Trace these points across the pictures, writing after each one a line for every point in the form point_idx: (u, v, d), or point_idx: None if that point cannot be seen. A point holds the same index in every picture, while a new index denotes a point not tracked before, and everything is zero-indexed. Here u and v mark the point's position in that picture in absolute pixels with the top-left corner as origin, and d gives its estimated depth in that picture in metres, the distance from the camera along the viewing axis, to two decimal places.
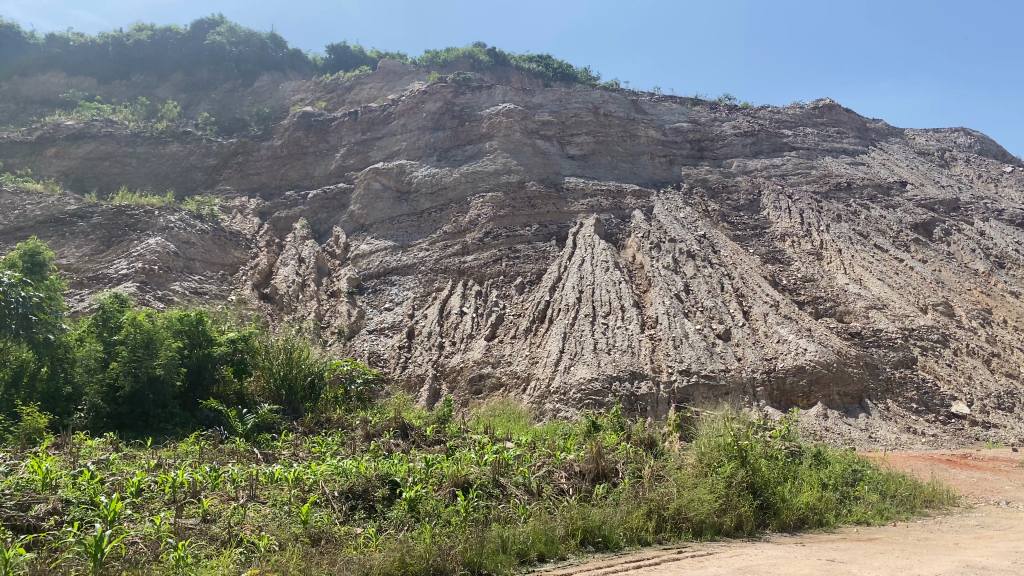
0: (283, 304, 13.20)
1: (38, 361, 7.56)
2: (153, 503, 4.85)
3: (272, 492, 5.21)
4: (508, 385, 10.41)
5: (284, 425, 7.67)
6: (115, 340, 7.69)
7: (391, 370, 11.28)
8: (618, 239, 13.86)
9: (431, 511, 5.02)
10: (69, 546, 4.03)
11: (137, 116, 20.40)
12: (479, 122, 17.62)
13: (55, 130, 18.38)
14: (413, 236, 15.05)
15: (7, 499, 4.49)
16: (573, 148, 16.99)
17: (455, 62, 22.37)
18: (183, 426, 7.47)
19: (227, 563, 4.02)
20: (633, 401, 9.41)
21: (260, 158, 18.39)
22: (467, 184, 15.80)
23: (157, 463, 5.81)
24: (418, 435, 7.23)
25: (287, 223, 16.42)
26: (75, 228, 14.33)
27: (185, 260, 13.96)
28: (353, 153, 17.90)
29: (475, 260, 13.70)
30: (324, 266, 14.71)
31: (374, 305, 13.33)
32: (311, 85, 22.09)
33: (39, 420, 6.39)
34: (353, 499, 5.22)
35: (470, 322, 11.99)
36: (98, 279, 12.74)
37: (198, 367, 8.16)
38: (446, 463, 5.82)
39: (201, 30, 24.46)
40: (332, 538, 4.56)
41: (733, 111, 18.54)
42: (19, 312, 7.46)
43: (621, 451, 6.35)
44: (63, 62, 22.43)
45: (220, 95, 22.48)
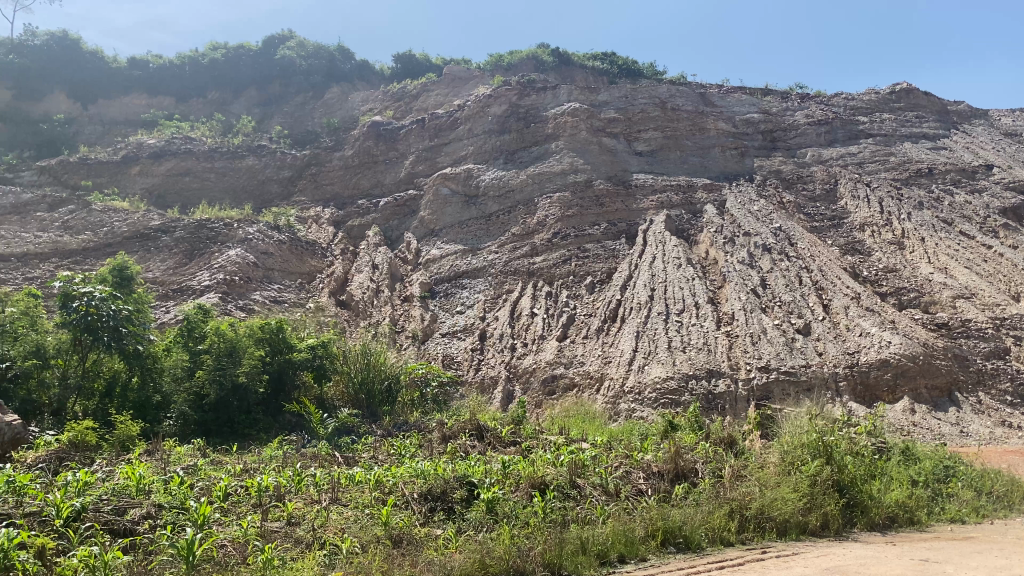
0: (359, 310, 13.48)
1: (130, 372, 7.87)
2: (241, 507, 5.00)
3: (354, 494, 5.30)
4: (582, 385, 10.38)
5: (363, 428, 7.81)
6: (201, 350, 8.07)
7: (465, 372, 11.39)
8: (690, 235, 13.64)
9: (509, 512, 5.02)
10: (162, 548, 4.20)
11: (214, 132, 21.14)
12: (544, 122, 17.58)
13: (138, 150, 19.26)
14: (483, 239, 15.12)
15: (106, 504, 4.70)
16: (640, 144, 16.84)
17: (520, 64, 22.46)
18: (266, 432, 7.69)
19: (312, 565, 4.11)
20: (711, 399, 9.26)
21: (332, 169, 18.80)
22: (535, 185, 15.82)
23: (242, 467, 5.98)
24: (494, 437, 7.26)
25: (360, 231, 16.71)
26: (160, 243, 14.92)
27: (265, 269, 14.37)
28: (421, 160, 18.11)
29: (544, 260, 13.69)
30: (396, 272, 14.90)
31: (447, 309, 13.45)
32: (380, 94, 22.41)
33: (132, 428, 6.67)
34: (432, 500, 5.29)
35: (542, 323, 11.98)
36: (183, 292, 13.25)
37: (279, 373, 8.35)
38: (523, 464, 5.81)
39: (272, 46, 25.09)
40: (413, 540, 4.61)
41: (806, 100, 18.06)
42: (110, 325, 7.75)
43: (699, 450, 6.25)
44: (143, 82, 23.39)
45: (292, 108, 23.07)
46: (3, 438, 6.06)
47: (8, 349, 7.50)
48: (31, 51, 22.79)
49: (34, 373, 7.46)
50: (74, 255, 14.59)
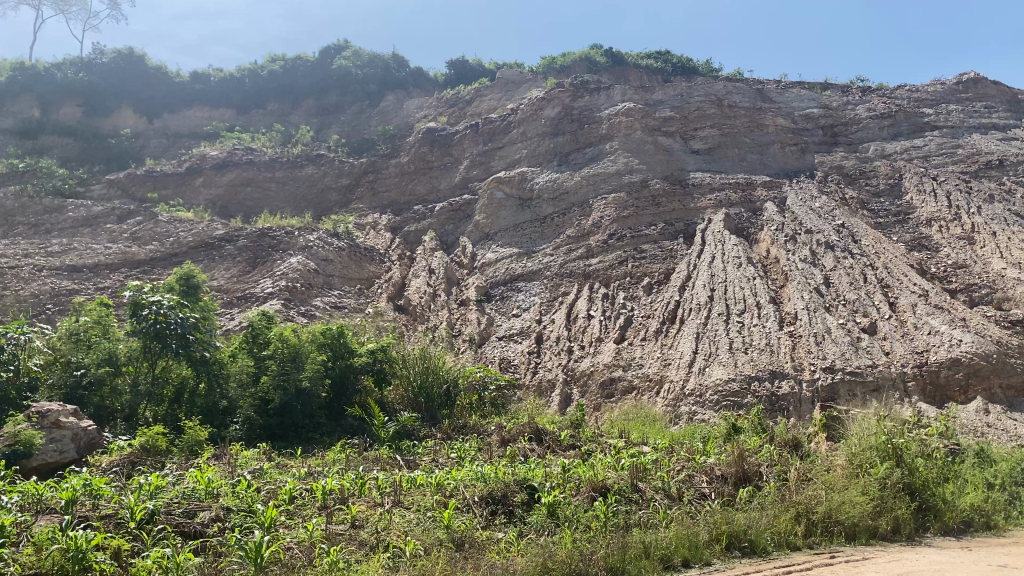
0: (417, 314, 13.63)
1: (197, 378, 8.08)
2: (306, 510, 5.09)
3: (416, 497, 5.35)
4: (641, 388, 10.28)
5: (423, 431, 7.87)
6: (266, 355, 8.20)
7: (523, 376, 11.41)
8: (750, 234, 13.41)
9: (571, 515, 5.01)
10: (232, 550, 4.31)
11: (274, 142, 21.62)
12: (599, 123, 17.50)
13: (202, 162, 19.82)
14: (538, 242, 15.11)
15: (176, 506, 4.84)
16: (697, 142, 16.64)
17: (573, 66, 22.40)
18: (330, 435, 7.81)
19: (377, 567, 4.16)
20: (774, 401, 9.09)
21: (389, 176, 19.03)
22: (590, 187, 15.76)
23: (307, 471, 6.08)
24: (553, 441, 7.24)
25: (417, 237, 16.89)
26: (224, 251, 15.32)
27: (325, 276, 14.62)
28: (476, 164, 18.20)
29: (600, 262, 13.61)
30: (453, 276, 14.99)
31: (503, 312, 13.49)
32: (434, 101, 22.60)
33: (200, 433, 6.81)
34: (493, 504, 5.31)
35: (599, 326, 11.90)
36: (247, 299, 13.60)
37: (342, 378, 8.44)
38: (583, 467, 5.77)
39: (329, 55, 25.49)
40: (475, 543, 4.63)
41: (867, 93, 17.61)
42: (178, 332, 7.96)
43: (764, 453, 6.14)
44: (205, 95, 24.07)
45: (349, 117, 23.44)
46: (79, 442, 6.33)
47: (83, 357, 7.88)
48: (100, 68, 23.62)
49: (107, 380, 7.83)
50: (142, 266, 15.07)
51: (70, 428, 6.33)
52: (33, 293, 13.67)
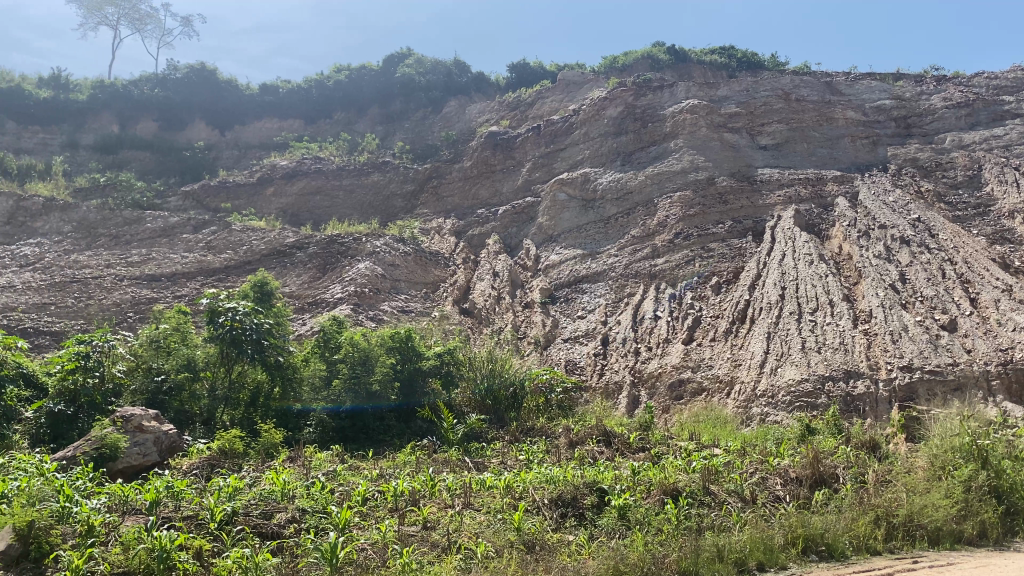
0: (482, 318, 13.74)
1: (271, 383, 8.24)
2: (378, 511, 5.16)
3: (486, 499, 5.38)
4: (711, 390, 10.14)
5: (491, 433, 7.88)
6: (337, 359, 8.43)
7: (589, 378, 11.38)
8: (821, 230, 13.06)
9: (642, 518, 4.98)
10: (308, 551, 4.41)
11: (341, 150, 22.04)
12: (662, 121, 17.33)
13: (272, 172, 20.37)
14: (603, 242, 15.03)
15: (254, 508, 4.97)
16: (764, 138, 16.32)
17: (635, 65, 22.20)
18: (400, 437, 7.88)
19: (449, 569, 4.20)
20: (849, 402, 8.86)
21: (452, 181, 19.21)
22: (654, 186, 15.61)
23: (379, 472, 6.19)
24: (622, 443, 7.18)
25: (481, 240, 17.00)
26: (295, 259, 15.71)
27: (392, 280, 14.83)
28: (539, 166, 18.22)
29: (666, 262, 13.46)
30: (517, 278, 15.02)
31: (568, 314, 13.46)
32: (496, 105, 22.70)
33: (275, 436, 6.99)
34: (563, 506, 5.29)
35: (667, 326, 11.74)
36: (317, 305, 13.90)
37: (410, 380, 8.47)
38: (654, 470, 5.71)
39: (392, 64, 25.85)
40: (546, 545, 4.63)
41: (943, 82, 17.00)
42: (253, 337, 8.16)
43: (840, 455, 5.99)
44: (274, 106, 24.68)
45: (413, 124, 23.73)
46: (161, 445, 6.53)
47: (163, 363, 8.24)
48: (174, 83, 24.44)
49: (186, 386, 8.10)
50: (217, 274, 15.54)
51: (153, 432, 6.54)
52: (115, 302, 14.24)
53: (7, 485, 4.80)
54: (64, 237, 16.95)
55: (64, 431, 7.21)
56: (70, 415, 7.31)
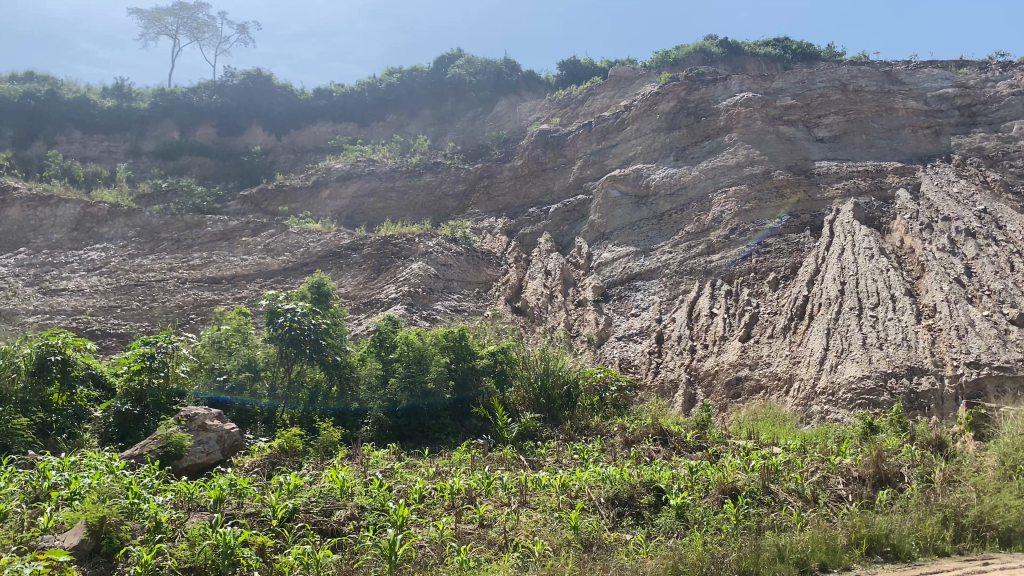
0: (535, 316, 13.76)
1: (330, 381, 8.40)
2: (436, 509, 5.21)
3: (542, 498, 5.38)
4: (769, 387, 9.98)
5: (546, 432, 7.87)
6: (392, 358, 8.46)
7: (644, 376, 11.31)
8: (882, 223, 12.72)
9: (700, 517, 4.92)
10: (367, 548, 4.46)
11: (393, 153, 22.28)
12: (716, 115, 17.10)
13: (327, 175, 20.71)
14: (656, 239, 14.90)
15: (314, 505, 5.06)
16: (820, 130, 15.99)
17: (687, 59, 21.88)
18: (455, 435, 7.90)
19: (506, 567, 4.21)
20: (913, 399, 8.62)
21: (503, 180, 19.25)
22: (708, 181, 15.43)
23: (435, 470, 6.24)
24: (679, 442, 7.12)
25: (533, 238, 17.01)
26: (350, 260, 15.95)
27: (445, 280, 14.94)
28: (590, 163, 18.16)
29: (721, 258, 13.27)
30: (570, 276, 14.98)
31: (621, 312, 13.38)
32: (547, 103, 22.67)
33: (334, 434, 7.09)
34: (620, 506, 5.27)
35: (723, 324, 11.57)
36: (372, 305, 14.09)
37: (463, 377, 8.57)
38: (712, 469, 5.64)
39: (443, 65, 26.00)
40: (603, 544, 4.61)
41: (1010, 68, 16.39)
42: (311, 337, 8.40)
43: (904, 453, 5.84)
44: (328, 110, 25.05)
45: (464, 124, 23.84)
46: (223, 444, 6.68)
47: (225, 363, 8.56)
48: (232, 90, 24.99)
49: (247, 385, 8.35)
50: (275, 275, 15.85)
51: (216, 431, 6.70)
52: (178, 304, 14.64)
53: (80, 483, 4.97)
54: (129, 241, 17.46)
55: (131, 429, 7.44)
56: (137, 415, 7.53)
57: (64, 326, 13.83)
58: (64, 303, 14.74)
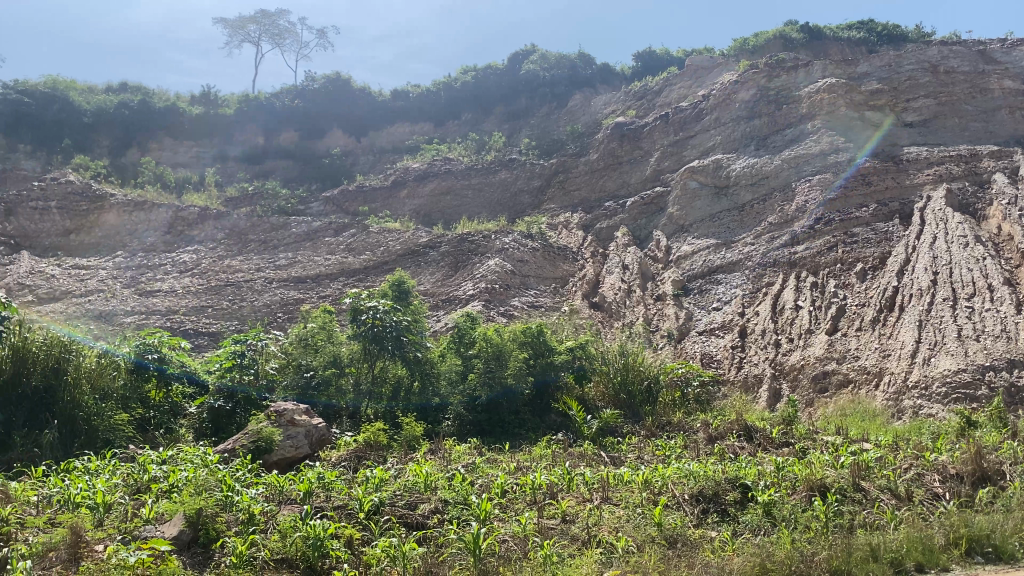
0: (613, 311, 13.68)
1: (411, 376, 8.53)
2: (518, 503, 5.23)
3: (624, 494, 5.36)
4: (858, 381, 9.67)
5: (627, 428, 7.80)
6: (472, 354, 8.57)
7: (726, 371, 11.13)
8: (977, 209, 12.12)
9: (788, 514, 4.81)
10: (452, 542, 4.53)
11: (469, 151, 22.44)
12: (797, 102, 16.70)
13: (405, 175, 21.06)
14: (737, 231, 14.61)
15: (399, 498, 5.16)
16: (909, 114, 15.35)
17: (766, 46, 21.27)
18: (534, 430, 7.95)
19: (590, 563, 4.19)
20: (1014, 394, 8.21)
21: (579, 174, 19.18)
22: (791, 170, 15.06)
23: (517, 466, 6.28)
24: (764, 438, 6.97)
25: (609, 233, 16.88)
26: (428, 258, 16.18)
27: (522, 276, 14.99)
28: (667, 155, 17.92)
29: (806, 249, 12.91)
30: (648, 270, 14.82)
31: (702, 306, 13.17)
32: (622, 95, 22.46)
33: (416, 429, 7.20)
34: (704, 502, 5.21)
35: (808, 316, 11.25)
36: (451, 301, 14.27)
37: (542, 375, 8.62)
38: (799, 465, 5.51)
39: (517, 62, 26.07)
40: (688, 541, 4.56)
41: None
42: (393, 334, 8.51)
43: (1005, 450, 5.57)
44: (405, 111, 25.45)
45: (539, 119, 23.84)
46: (311, 438, 6.87)
47: (312, 360, 8.71)
48: (312, 94, 25.53)
49: (333, 381, 8.52)
50: (356, 274, 16.17)
51: (304, 425, 6.88)
52: (265, 303, 15.10)
53: (178, 476, 5.17)
54: (218, 243, 18.09)
55: (224, 424, 7.72)
56: (229, 410, 7.79)
57: (159, 326, 14.44)
58: (159, 304, 15.37)
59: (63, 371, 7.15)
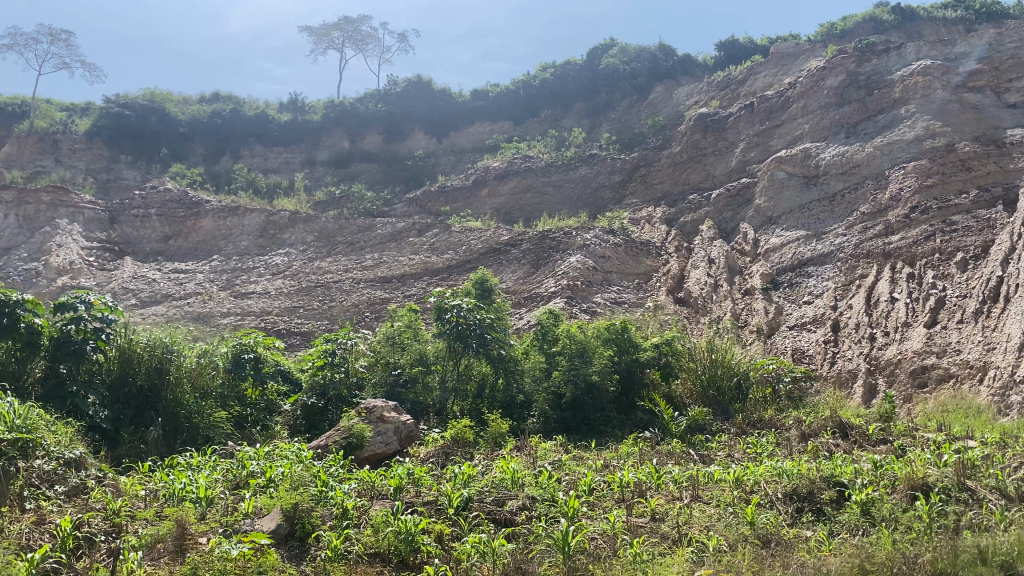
0: (699, 306, 13.49)
1: (495, 374, 8.58)
2: (605, 501, 5.20)
3: (715, 492, 5.26)
4: (960, 376, 9.25)
5: (716, 425, 7.67)
6: (555, 352, 8.52)
7: (819, 367, 10.82)
8: None
9: (888, 514, 4.64)
10: (541, 538, 4.54)
11: (549, 148, 22.44)
12: (890, 87, 16.13)
13: (486, 174, 21.26)
14: (828, 222, 14.16)
15: (487, 495, 5.21)
16: (1012, 95, 14.58)
17: (856, 30, 20.44)
18: (621, 428, 7.96)
19: (681, 561, 4.13)
20: None
21: (662, 168, 18.93)
22: (884, 157, 14.52)
23: (604, 463, 6.25)
24: (860, 435, 6.75)
25: (693, 226, 16.60)
26: (510, 255, 16.27)
27: (605, 272, 14.91)
28: (753, 145, 17.52)
29: (902, 239, 12.39)
30: (735, 264, 14.53)
31: (793, 299, 12.81)
32: (705, 85, 22.04)
33: (502, 426, 7.22)
34: (799, 501, 5.09)
35: (905, 309, 10.80)
36: (533, 299, 14.33)
37: (628, 371, 8.50)
38: (898, 464, 5.33)
39: (596, 56, 25.90)
40: (783, 541, 4.46)
41: None
42: (477, 332, 8.56)
43: None
44: (485, 111, 25.61)
45: (620, 113, 23.60)
46: (400, 434, 6.98)
47: (399, 358, 8.82)
48: (395, 97, 26.05)
49: (420, 378, 8.67)
50: (440, 273, 16.37)
51: (393, 422, 7.01)
52: (353, 304, 15.45)
53: (275, 471, 5.36)
54: (308, 246, 18.59)
55: (317, 421, 7.96)
56: (321, 407, 8.02)
57: (254, 326, 14.98)
58: (253, 305, 15.93)
59: (166, 370, 7.47)
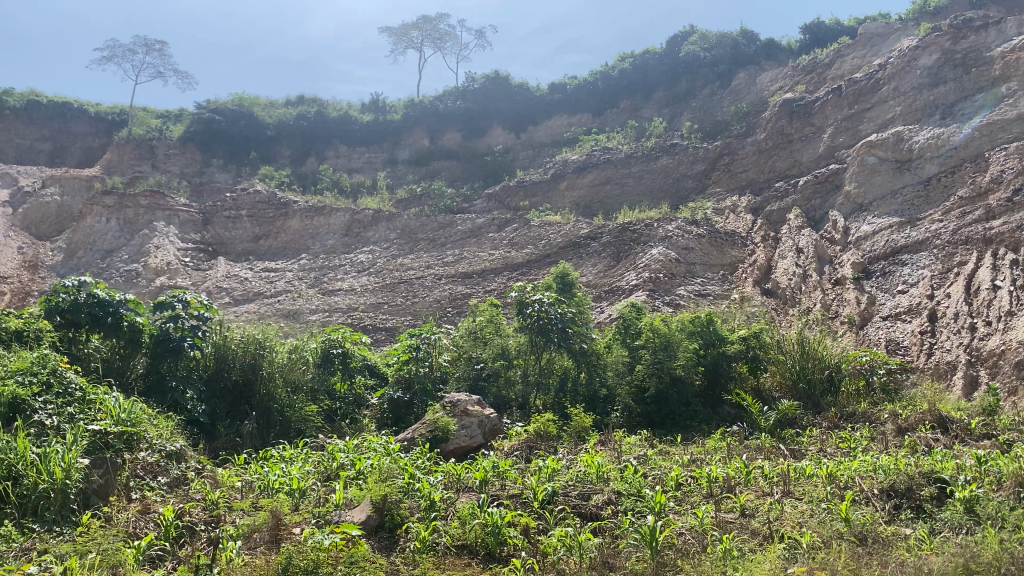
0: (787, 298, 13.20)
1: (577, 368, 8.58)
2: (693, 496, 5.13)
3: (807, 488, 5.14)
4: None
5: (807, 419, 7.50)
6: (638, 344, 8.41)
7: (915, 358, 10.42)
8: None
9: (994, 512, 4.40)
10: (628, 533, 4.52)
11: (628, 138, 22.19)
12: (989, 64, 15.36)
13: (565, 168, 21.27)
14: (922, 208, 13.59)
15: (573, 489, 5.21)
16: None
17: (950, 6, 19.63)
18: (708, 423, 7.80)
19: (773, 558, 4.04)
20: None
21: (746, 156, 18.53)
22: (984, 139, 13.84)
23: (690, 458, 6.17)
24: (962, 429, 6.47)
25: (780, 215, 16.17)
26: (590, 248, 16.22)
27: (688, 264, 14.71)
28: (841, 130, 16.98)
29: (1004, 224, 11.69)
30: (825, 253, 14.09)
31: (886, 288, 12.34)
32: (790, 70, 21.44)
33: (585, 420, 7.19)
34: (896, 497, 4.92)
35: (1009, 296, 10.15)
36: (615, 292, 14.25)
37: (714, 365, 8.37)
38: (1004, 459, 5.09)
39: (676, 44, 25.48)
40: (880, 539, 4.30)
41: None
42: (559, 326, 8.60)
43: None
44: (563, 103, 25.54)
45: (701, 101, 23.17)
46: (484, 428, 7.03)
47: (481, 353, 8.89)
48: (473, 94, 26.29)
49: (502, 372, 8.70)
50: (521, 268, 16.42)
51: (476, 416, 7.06)
52: (436, 299, 15.67)
53: (365, 463, 5.49)
54: (391, 243, 18.93)
55: (403, 415, 8.13)
56: (408, 401, 8.22)
57: (341, 322, 15.34)
58: (340, 301, 16.32)
59: (260, 366, 7.73)
